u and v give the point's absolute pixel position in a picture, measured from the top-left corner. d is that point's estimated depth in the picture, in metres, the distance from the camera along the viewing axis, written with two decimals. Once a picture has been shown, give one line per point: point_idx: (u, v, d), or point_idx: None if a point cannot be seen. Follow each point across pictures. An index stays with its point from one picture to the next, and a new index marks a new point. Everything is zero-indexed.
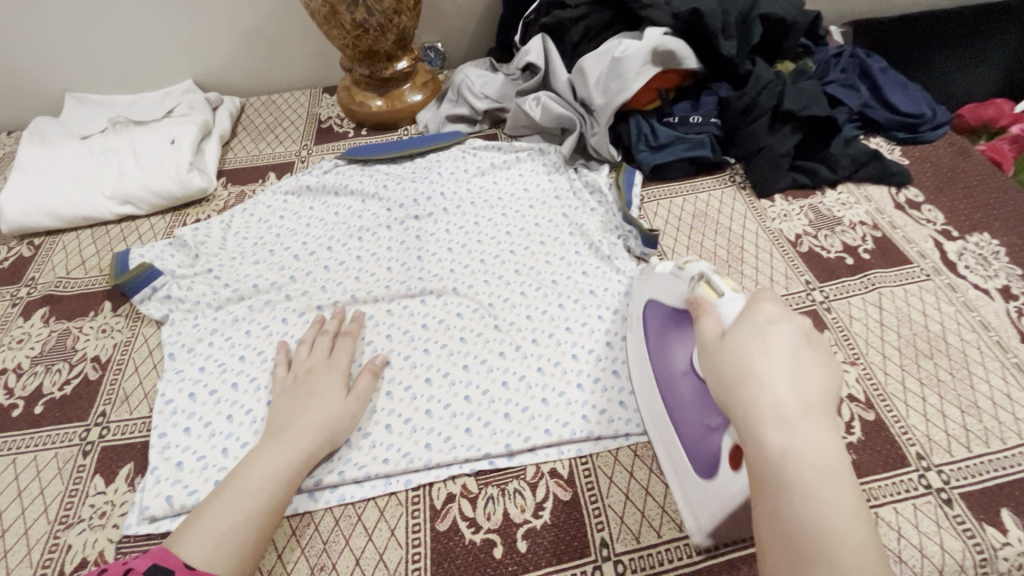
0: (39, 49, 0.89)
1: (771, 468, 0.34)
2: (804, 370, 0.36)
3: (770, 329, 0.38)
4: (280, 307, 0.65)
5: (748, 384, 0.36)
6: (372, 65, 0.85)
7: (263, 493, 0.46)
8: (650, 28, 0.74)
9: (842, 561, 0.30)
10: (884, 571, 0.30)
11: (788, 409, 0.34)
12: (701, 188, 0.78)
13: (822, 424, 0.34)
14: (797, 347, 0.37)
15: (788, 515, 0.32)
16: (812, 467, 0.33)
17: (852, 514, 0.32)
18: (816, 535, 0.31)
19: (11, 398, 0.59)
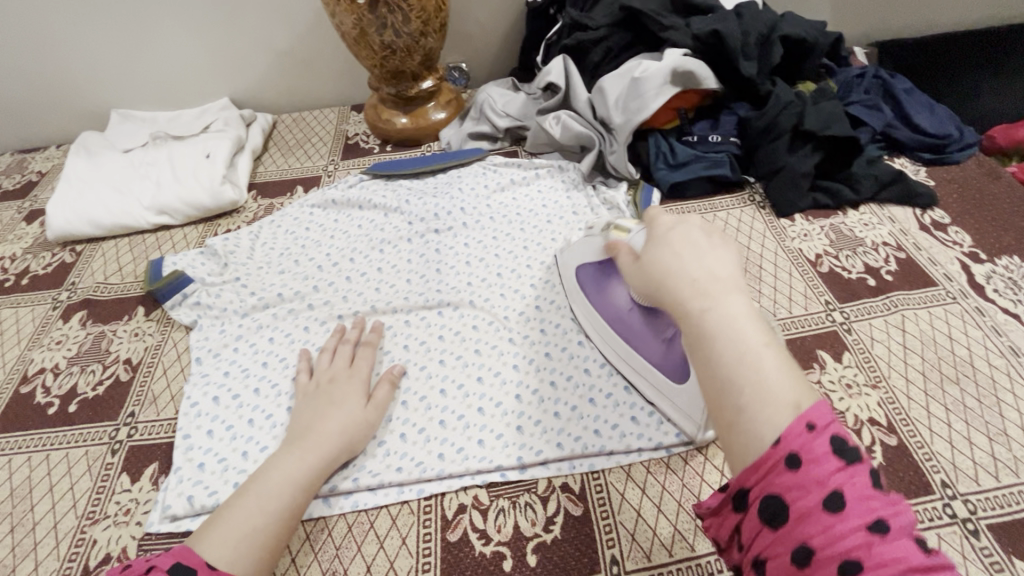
0: (89, 68, 0.95)
1: (692, 335, 0.37)
2: (707, 254, 0.40)
3: (673, 231, 0.43)
4: (303, 316, 0.67)
5: (664, 276, 0.40)
6: (398, 85, 0.87)
7: (282, 495, 0.47)
8: (669, 50, 0.76)
9: (762, 391, 0.33)
10: (820, 416, 0.31)
11: (695, 284, 0.38)
12: (719, 207, 0.78)
13: (729, 289, 0.38)
14: (698, 239, 0.42)
15: (710, 364, 0.35)
16: (725, 320, 0.36)
17: (770, 353, 0.34)
18: (732, 371, 0.34)
19: (48, 396, 0.62)
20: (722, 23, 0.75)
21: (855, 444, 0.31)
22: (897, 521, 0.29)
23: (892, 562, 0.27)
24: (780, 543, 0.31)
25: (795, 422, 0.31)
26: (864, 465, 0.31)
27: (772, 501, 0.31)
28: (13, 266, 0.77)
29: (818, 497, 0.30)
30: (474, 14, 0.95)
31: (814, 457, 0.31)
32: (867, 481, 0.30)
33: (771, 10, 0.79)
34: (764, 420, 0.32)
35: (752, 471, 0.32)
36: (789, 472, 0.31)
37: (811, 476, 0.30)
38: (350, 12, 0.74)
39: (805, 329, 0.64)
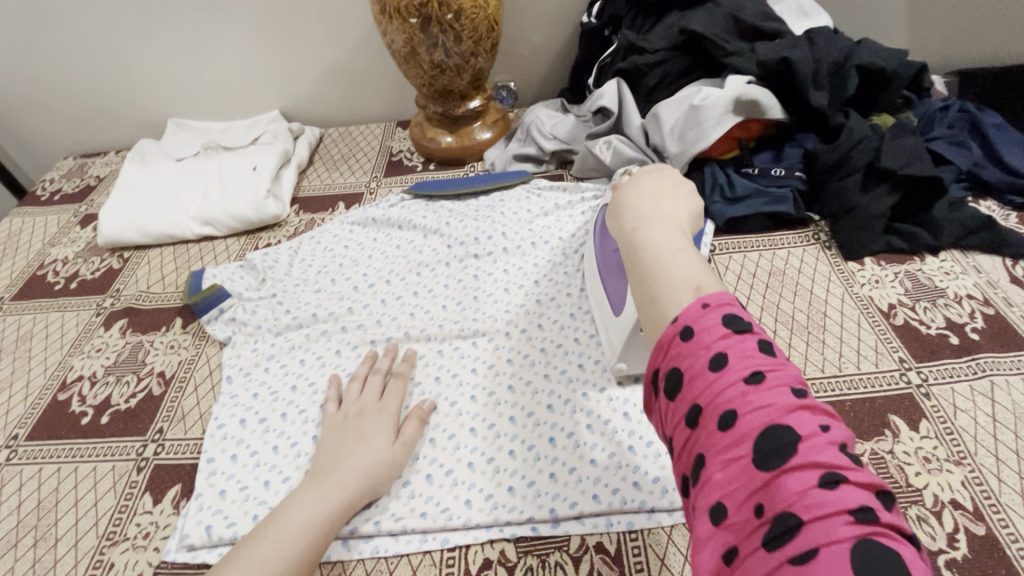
0: (151, 79, 0.98)
1: (626, 242, 0.45)
2: (664, 196, 0.48)
3: (641, 177, 0.51)
4: (335, 339, 0.66)
5: (619, 206, 0.49)
6: (445, 104, 0.86)
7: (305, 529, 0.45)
8: (732, 77, 0.71)
9: (666, 277, 0.39)
10: (715, 299, 0.36)
11: (639, 208, 0.47)
12: (779, 245, 0.72)
13: (670, 219, 0.45)
14: (663, 184, 0.50)
15: (636, 261, 0.42)
16: (657, 234, 0.43)
17: (686, 254, 0.41)
18: (653, 265, 0.41)
19: (83, 405, 0.62)
20: (792, 50, 0.70)
21: (746, 319, 0.35)
22: (775, 375, 0.32)
23: (763, 407, 0.30)
24: (677, 410, 0.34)
25: (692, 303, 0.36)
26: (753, 334, 0.34)
27: (673, 375, 0.34)
28: (64, 269, 0.79)
29: (705, 360, 0.33)
30: (525, 33, 0.93)
31: (704, 328, 0.34)
32: (751, 344, 0.33)
33: (846, 37, 0.74)
34: (667, 300, 0.38)
35: (659, 350, 0.36)
36: (682, 343, 0.35)
37: (699, 343, 0.34)
38: (401, 30, 0.73)
39: (876, 389, 0.57)
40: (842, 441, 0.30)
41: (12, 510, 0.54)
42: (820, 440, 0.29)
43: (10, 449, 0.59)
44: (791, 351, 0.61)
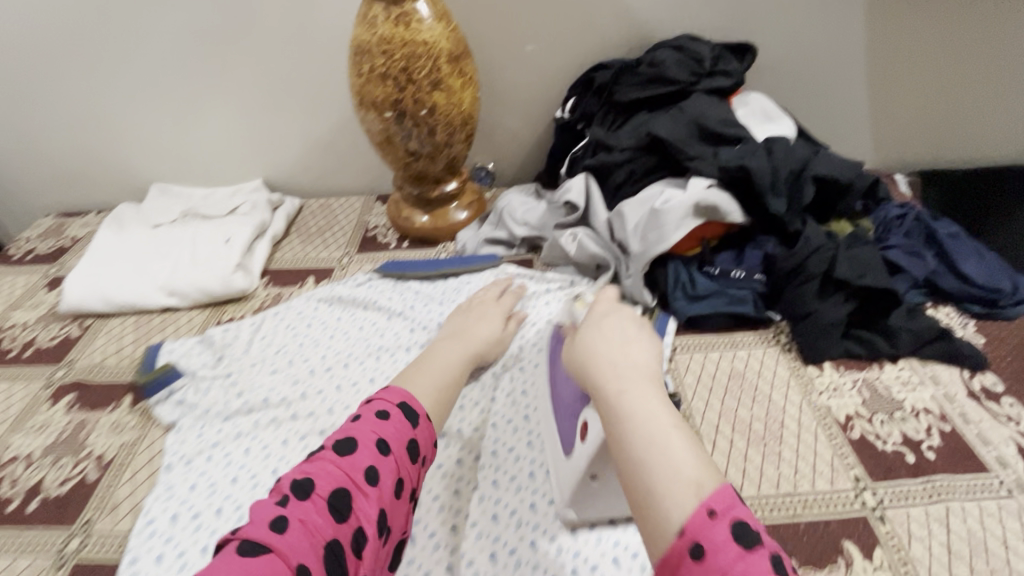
0: (140, 147, 1.01)
1: (613, 413, 0.44)
2: (633, 345, 0.49)
3: (603, 321, 0.53)
4: (285, 427, 0.64)
5: (589, 357, 0.50)
6: (421, 186, 0.89)
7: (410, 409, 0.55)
8: (693, 180, 0.74)
9: (660, 466, 0.39)
10: (720, 502, 0.36)
11: (621, 367, 0.47)
12: (739, 344, 0.73)
13: (644, 378, 0.46)
14: (627, 331, 0.51)
15: (627, 438, 0.42)
16: (639, 402, 0.43)
17: (677, 431, 0.41)
18: (641, 450, 0.41)
19: (13, 489, 0.60)
20: (751, 158, 0.72)
21: (753, 528, 0.36)
22: None
23: None
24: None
25: (697, 509, 0.36)
26: (764, 549, 0.35)
27: None
28: (23, 335, 0.78)
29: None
30: (504, 121, 0.97)
31: (715, 546, 0.35)
32: (767, 564, 0.34)
33: (804, 146, 0.77)
34: (669, 497, 0.37)
35: (668, 566, 0.36)
36: (695, 563, 0.35)
37: (715, 566, 0.34)
38: (378, 121, 0.76)
39: (830, 510, 0.55)
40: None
41: None
42: None
43: None
44: (746, 463, 0.60)
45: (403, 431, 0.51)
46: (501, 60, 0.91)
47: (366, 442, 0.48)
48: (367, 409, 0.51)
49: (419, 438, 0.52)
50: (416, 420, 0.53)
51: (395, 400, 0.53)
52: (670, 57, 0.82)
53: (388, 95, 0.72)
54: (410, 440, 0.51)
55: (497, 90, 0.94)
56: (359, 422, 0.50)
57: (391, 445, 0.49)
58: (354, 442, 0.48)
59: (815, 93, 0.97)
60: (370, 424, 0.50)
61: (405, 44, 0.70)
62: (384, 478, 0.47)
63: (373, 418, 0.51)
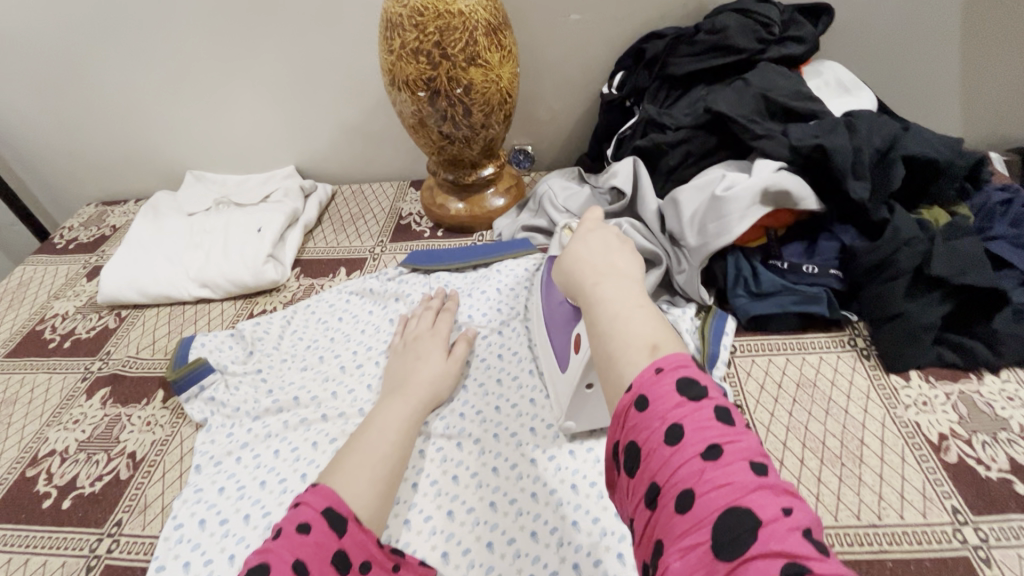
0: (175, 134, 1.00)
1: (587, 301, 0.42)
2: (616, 251, 0.45)
3: (590, 232, 0.48)
4: (315, 429, 0.61)
5: (574, 261, 0.46)
6: (456, 171, 0.83)
7: (385, 447, 0.53)
8: (760, 163, 0.65)
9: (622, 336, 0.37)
10: (669, 361, 0.33)
11: (602, 264, 0.43)
12: (809, 348, 0.65)
13: (620, 276, 0.42)
14: (612, 238, 0.47)
15: (596, 317, 0.40)
16: (614, 290, 0.40)
17: (643, 310, 0.38)
18: (608, 323, 0.38)
19: (48, 485, 0.59)
20: (829, 135, 0.63)
21: (704, 383, 0.32)
22: (733, 447, 0.29)
23: (722, 486, 0.27)
24: (638, 489, 0.31)
25: (645, 368, 0.33)
26: (711, 400, 0.31)
27: (630, 450, 0.32)
28: (62, 325, 0.78)
29: (661, 433, 0.30)
30: (544, 100, 0.90)
31: (656, 395, 0.31)
32: (709, 413, 0.30)
33: (892, 121, 0.67)
34: (628, 363, 0.35)
35: (617, 422, 0.33)
36: (637, 414, 0.32)
37: (654, 413, 0.31)
38: (410, 102, 0.70)
39: (923, 547, 0.48)
40: (809, 529, 0.26)
41: None
42: (781, 526, 0.26)
43: None
44: (821, 488, 0.53)
45: (327, 544, 0.42)
46: (541, 33, 0.83)
47: (279, 567, 0.39)
48: (290, 520, 0.43)
49: (349, 547, 0.44)
50: (345, 525, 0.44)
51: (321, 505, 0.45)
52: (732, 22, 0.72)
53: (421, 73, 0.67)
54: (336, 553, 0.42)
55: (536, 66, 0.87)
56: (278, 540, 0.41)
57: (312, 566, 0.40)
58: (266, 569, 0.39)
59: (899, 61, 0.85)
60: (290, 543, 0.41)
61: (438, 16, 0.64)
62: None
63: (293, 533, 0.42)
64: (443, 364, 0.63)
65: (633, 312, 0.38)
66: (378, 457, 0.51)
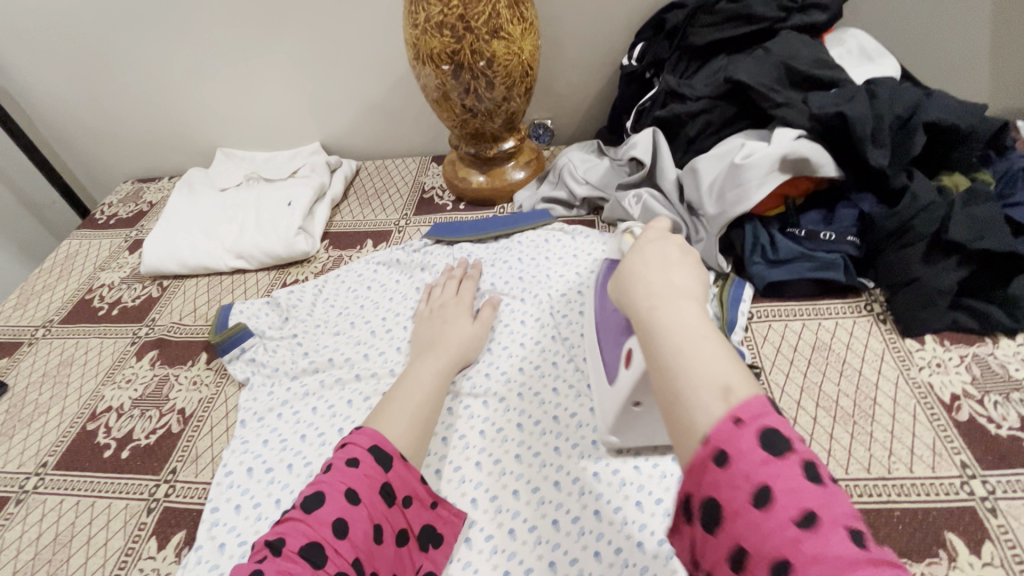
0: (206, 112, 1.03)
1: (645, 326, 0.40)
2: (674, 270, 0.44)
3: (647, 246, 0.48)
4: (349, 388, 0.65)
5: (631, 281, 0.45)
6: (478, 145, 0.85)
7: (420, 396, 0.57)
8: (780, 130, 0.66)
9: (688, 369, 0.35)
10: (749, 410, 0.32)
11: (660, 285, 0.42)
12: (825, 313, 0.66)
13: (686, 299, 0.41)
14: (670, 254, 0.46)
15: (658, 344, 0.38)
16: (679, 316, 0.39)
17: (708, 340, 0.37)
18: (671, 357, 0.37)
19: (108, 437, 0.64)
20: (849, 103, 0.64)
21: (786, 434, 0.32)
22: (829, 513, 0.29)
23: (819, 558, 0.27)
24: (720, 547, 0.31)
25: (722, 418, 0.32)
26: (795, 455, 0.31)
27: (711, 506, 0.32)
28: (109, 294, 0.83)
29: (746, 493, 0.30)
30: (563, 74, 0.91)
31: (739, 453, 0.31)
32: (797, 473, 0.30)
33: (914, 88, 0.67)
34: (698, 405, 0.34)
35: (691, 474, 0.33)
36: (718, 470, 0.31)
37: (737, 472, 0.31)
38: (434, 76, 0.72)
39: (930, 498, 0.50)
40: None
41: (30, 542, 0.56)
42: None
43: (38, 476, 0.61)
44: (832, 443, 0.55)
45: (374, 476, 0.47)
46: (562, 5, 0.84)
47: (334, 495, 0.45)
48: (340, 456, 0.48)
49: (395, 481, 0.48)
50: (390, 461, 0.49)
51: (367, 444, 0.49)
52: None
53: (445, 47, 0.68)
54: (382, 485, 0.47)
55: (556, 39, 0.87)
56: (331, 472, 0.47)
57: (362, 494, 0.46)
58: (321, 497, 0.45)
59: (926, 27, 0.83)
60: (341, 474, 0.47)
61: None
62: (355, 528, 0.44)
63: (344, 466, 0.47)
64: (469, 327, 0.66)
65: (699, 341, 0.36)
66: (414, 404, 0.56)
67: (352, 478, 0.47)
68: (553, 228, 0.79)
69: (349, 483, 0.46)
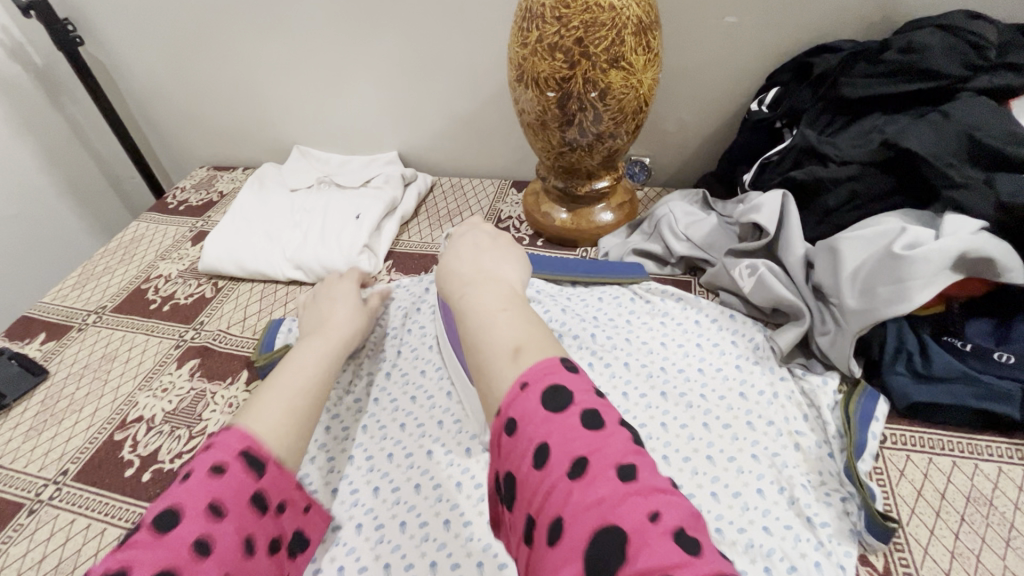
0: (289, 109, 1.00)
1: (458, 310, 0.46)
2: (482, 253, 0.53)
3: (460, 240, 0.56)
4: (390, 440, 0.59)
5: (448, 275, 0.51)
6: (569, 180, 0.76)
7: (309, 371, 0.51)
8: (953, 218, 0.53)
9: (486, 337, 0.40)
10: (534, 375, 0.35)
11: (469, 276, 0.49)
12: (985, 454, 0.52)
13: (488, 279, 0.48)
14: (482, 242, 0.55)
15: (466, 328, 0.43)
16: (479, 295, 0.45)
17: (502, 312, 0.42)
18: (475, 334, 0.41)
19: (132, 453, 0.59)
20: None
21: (571, 390, 0.34)
22: (601, 455, 0.31)
23: (592, 503, 0.29)
24: (517, 526, 0.32)
25: (512, 384, 0.35)
26: (578, 407, 0.33)
27: (508, 479, 0.33)
28: (163, 288, 0.80)
29: (529, 457, 0.32)
30: (672, 109, 0.81)
31: (530, 419, 0.33)
32: (575, 422, 0.32)
33: None
34: (497, 372, 0.37)
35: (495, 453, 0.35)
36: (508, 438, 0.33)
37: (522, 435, 0.33)
38: (536, 102, 0.63)
39: None
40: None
41: (32, 565, 0.51)
42: (650, 532, 0.28)
43: (55, 486, 0.57)
44: None
45: (249, 485, 0.39)
46: (687, 35, 0.73)
47: (195, 513, 0.36)
48: (202, 461, 0.39)
49: (271, 489, 0.41)
50: (267, 467, 0.41)
51: (238, 445, 0.41)
52: (937, 41, 0.59)
53: (555, 71, 0.60)
54: (258, 494, 0.40)
55: (674, 74, 0.77)
56: (189, 481, 0.37)
57: (234, 509, 0.38)
58: (179, 517, 0.35)
59: None
60: (205, 483, 0.37)
61: (587, 9, 0.56)
62: (228, 549, 0.36)
63: (208, 473, 0.38)
64: (356, 310, 0.65)
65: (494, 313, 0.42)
66: (300, 376, 0.50)
67: (223, 490, 0.38)
68: (641, 291, 0.70)
69: (214, 497, 0.37)
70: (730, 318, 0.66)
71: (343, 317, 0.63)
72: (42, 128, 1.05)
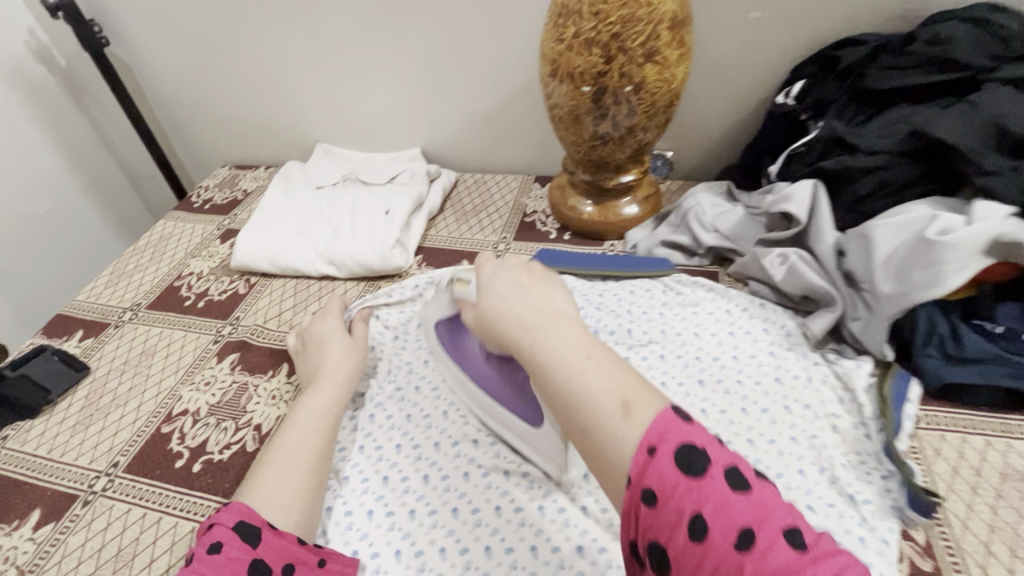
0: (312, 108, 1.01)
1: (532, 363, 0.40)
2: (529, 292, 0.44)
3: (495, 277, 0.47)
4: (435, 429, 0.59)
5: (497, 318, 0.43)
6: (597, 174, 0.77)
7: (305, 447, 0.53)
8: (983, 204, 0.55)
9: (587, 399, 0.35)
10: (655, 435, 0.32)
11: (528, 318, 0.41)
12: (1018, 433, 0.54)
13: (556, 318, 0.41)
14: (520, 276, 0.46)
15: (549, 382, 0.38)
16: (553, 342, 0.39)
17: (590, 360, 0.37)
18: (571, 398, 0.36)
19: (180, 445, 0.60)
20: None
21: (704, 448, 0.31)
22: (763, 519, 0.28)
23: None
24: None
25: (637, 451, 0.32)
26: (717, 467, 0.30)
27: (655, 554, 0.30)
28: (197, 284, 0.81)
29: (682, 531, 0.29)
30: (696, 103, 0.82)
31: (669, 488, 0.30)
32: (724, 488, 0.30)
33: None
34: (612, 435, 0.33)
35: (630, 524, 0.31)
36: (647, 511, 0.30)
37: (669, 508, 0.30)
38: (570, 95, 0.65)
39: None
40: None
41: (91, 554, 0.52)
42: None
43: (107, 477, 0.58)
44: None
45: (243, 558, 0.40)
46: (713, 30, 0.75)
47: None
48: (201, 545, 0.41)
49: (269, 555, 0.42)
50: (260, 536, 0.42)
51: (232, 522, 0.42)
52: (964, 33, 0.60)
53: (591, 66, 0.61)
54: (256, 563, 0.41)
55: (697, 69, 0.79)
56: (190, 566, 0.39)
57: None
58: None
59: None
60: (202, 566, 0.39)
61: (624, 5, 0.57)
62: None
63: (205, 555, 0.40)
64: (348, 341, 0.64)
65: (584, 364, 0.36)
66: (303, 455, 0.52)
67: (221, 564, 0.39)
68: (670, 282, 0.72)
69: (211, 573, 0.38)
70: (761, 306, 0.67)
71: (337, 353, 0.63)
72: (64, 128, 1.06)
